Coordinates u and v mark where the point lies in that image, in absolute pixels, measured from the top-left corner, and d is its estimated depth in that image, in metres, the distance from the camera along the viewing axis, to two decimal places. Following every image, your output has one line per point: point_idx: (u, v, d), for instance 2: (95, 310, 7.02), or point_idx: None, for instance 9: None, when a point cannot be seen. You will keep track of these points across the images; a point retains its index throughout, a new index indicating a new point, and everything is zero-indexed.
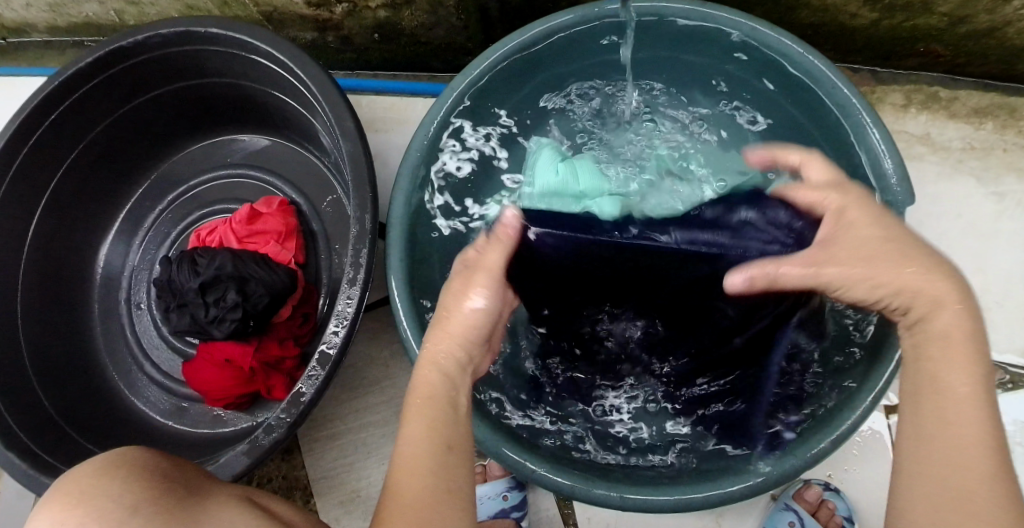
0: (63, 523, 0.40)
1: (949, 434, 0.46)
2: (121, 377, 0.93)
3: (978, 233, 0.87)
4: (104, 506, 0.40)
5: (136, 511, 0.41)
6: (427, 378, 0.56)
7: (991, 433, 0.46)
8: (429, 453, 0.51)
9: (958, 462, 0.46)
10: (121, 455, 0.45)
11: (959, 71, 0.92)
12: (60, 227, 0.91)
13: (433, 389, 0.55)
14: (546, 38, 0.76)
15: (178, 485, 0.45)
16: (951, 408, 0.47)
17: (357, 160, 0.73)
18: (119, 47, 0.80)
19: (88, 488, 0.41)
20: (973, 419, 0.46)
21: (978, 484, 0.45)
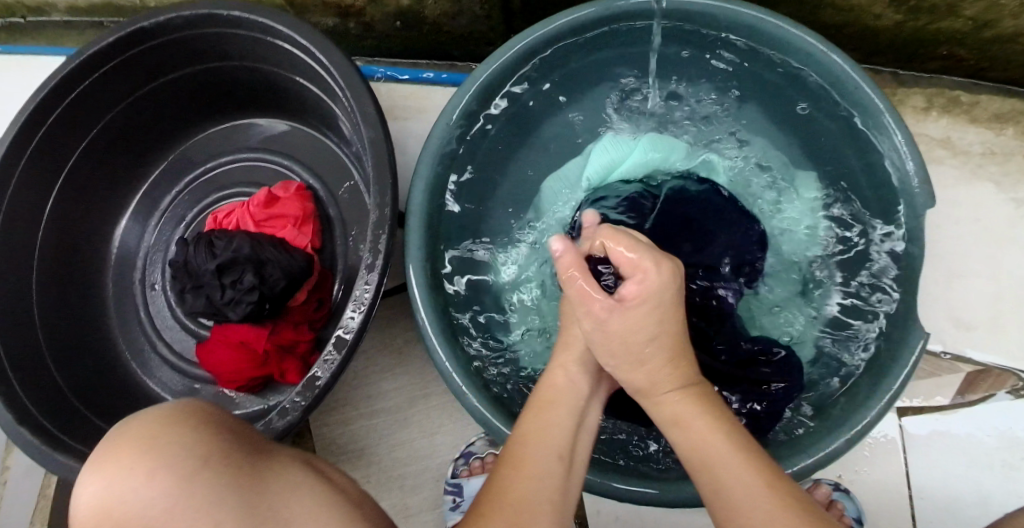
0: (128, 476, 0.38)
1: (739, 497, 0.48)
2: (134, 357, 0.93)
3: (995, 239, 0.86)
4: (171, 459, 0.39)
5: (201, 466, 0.39)
6: (555, 378, 0.59)
7: (760, 474, 0.49)
8: (547, 455, 0.53)
9: (754, 506, 0.47)
10: (185, 407, 0.43)
11: (981, 76, 0.92)
12: (76, 207, 0.91)
13: (553, 399, 0.57)
14: (570, 30, 0.76)
15: (238, 441, 0.43)
16: (714, 447, 0.51)
17: (378, 146, 0.73)
18: (143, 27, 0.80)
19: (154, 439, 0.40)
20: (724, 457, 0.50)
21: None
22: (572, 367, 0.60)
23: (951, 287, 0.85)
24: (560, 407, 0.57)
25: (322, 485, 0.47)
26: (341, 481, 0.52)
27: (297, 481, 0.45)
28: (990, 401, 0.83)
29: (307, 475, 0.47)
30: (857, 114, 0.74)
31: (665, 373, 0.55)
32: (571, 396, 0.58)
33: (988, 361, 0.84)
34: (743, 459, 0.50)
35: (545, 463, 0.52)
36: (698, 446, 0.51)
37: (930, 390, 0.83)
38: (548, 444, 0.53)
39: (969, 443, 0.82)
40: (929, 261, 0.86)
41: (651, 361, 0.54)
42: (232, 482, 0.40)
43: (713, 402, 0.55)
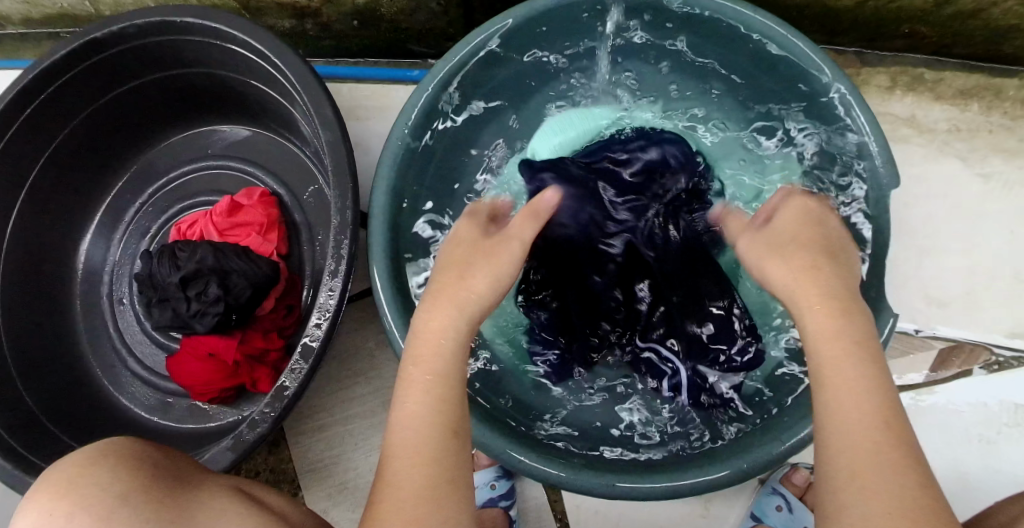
0: (50, 515, 0.39)
1: (845, 406, 0.45)
2: (106, 374, 0.92)
3: (963, 215, 0.86)
4: (94, 497, 0.40)
5: (125, 503, 0.40)
6: (436, 337, 0.52)
7: (882, 403, 0.45)
8: (422, 465, 0.46)
9: (858, 428, 0.44)
10: (113, 443, 0.44)
11: (944, 52, 0.92)
12: (38, 224, 0.90)
13: (417, 409, 0.48)
14: (527, 23, 0.75)
15: (167, 476, 0.44)
16: (836, 357, 0.47)
17: (337, 150, 0.71)
18: (94, 39, 0.79)
19: (76, 478, 0.40)
20: (853, 374, 0.46)
21: (881, 464, 0.43)
22: (446, 331, 0.52)
23: (922, 264, 0.86)
24: (439, 397, 0.49)
25: (256, 513, 0.48)
26: (278, 506, 0.53)
27: (226, 512, 0.45)
28: (963, 377, 0.83)
29: (240, 507, 0.47)
30: (819, 96, 0.74)
31: (822, 272, 0.50)
32: (440, 365, 0.50)
33: (961, 337, 0.84)
34: (873, 378, 0.46)
35: (423, 480, 0.46)
36: (843, 351, 0.47)
37: (905, 369, 0.84)
38: (417, 466, 0.46)
39: (946, 420, 0.83)
40: (899, 241, 0.86)
41: (793, 264, 0.51)
42: (155, 515, 0.41)
43: (859, 313, 0.49)
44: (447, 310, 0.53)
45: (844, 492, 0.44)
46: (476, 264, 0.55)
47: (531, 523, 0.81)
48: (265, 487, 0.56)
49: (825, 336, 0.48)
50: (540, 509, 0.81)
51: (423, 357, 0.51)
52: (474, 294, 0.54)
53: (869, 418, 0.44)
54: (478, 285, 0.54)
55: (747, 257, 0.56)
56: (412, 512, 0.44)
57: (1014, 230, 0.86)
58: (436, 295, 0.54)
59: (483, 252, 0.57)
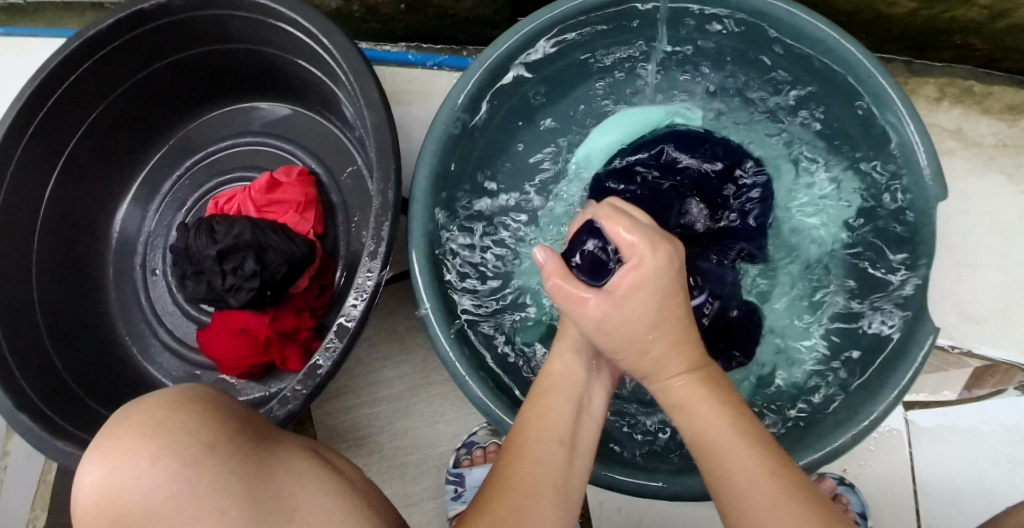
0: (132, 456, 0.38)
1: (735, 455, 0.49)
2: (136, 343, 0.92)
3: (1005, 232, 0.85)
4: (179, 441, 0.39)
5: (211, 451, 0.40)
6: (554, 398, 0.55)
7: (760, 461, 0.48)
8: (547, 451, 0.51)
9: (750, 477, 0.48)
10: (188, 391, 0.43)
11: (994, 66, 0.90)
12: (76, 191, 0.90)
13: (553, 413, 0.54)
14: (577, 14, 0.75)
15: (242, 428, 0.43)
16: (629, 304, 0.52)
17: (381, 131, 0.71)
18: (143, 9, 0.79)
19: (159, 422, 0.40)
20: (733, 459, 0.49)
21: (768, 489, 0.47)
22: (567, 355, 0.58)
23: (961, 280, 0.85)
24: (553, 413, 0.54)
25: (329, 474, 0.47)
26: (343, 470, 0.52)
27: (302, 469, 0.45)
28: (997, 396, 0.82)
29: (308, 462, 0.47)
30: (868, 102, 0.73)
31: (678, 364, 0.53)
32: (570, 385, 0.57)
33: (997, 356, 0.83)
34: (744, 452, 0.49)
35: (549, 465, 0.50)
36: (709, 420, 0.51)
37: (938, 385, 0.83)
38: (547, 451, 0.51)
39: (977, 438, 0.82)
40: (938, 255, 0.85)
41: (665, 327, 0.53)
42: (238, 467, 0.40)
43: (659, 288, 0.52)
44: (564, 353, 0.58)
45: (760, 512, 0.46)
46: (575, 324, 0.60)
47: None
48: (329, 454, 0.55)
49: (625, 299, 0.52)
50: None
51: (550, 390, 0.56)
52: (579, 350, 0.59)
53: (749, 460, 0.48)
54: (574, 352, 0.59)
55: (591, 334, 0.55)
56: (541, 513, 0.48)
57: None
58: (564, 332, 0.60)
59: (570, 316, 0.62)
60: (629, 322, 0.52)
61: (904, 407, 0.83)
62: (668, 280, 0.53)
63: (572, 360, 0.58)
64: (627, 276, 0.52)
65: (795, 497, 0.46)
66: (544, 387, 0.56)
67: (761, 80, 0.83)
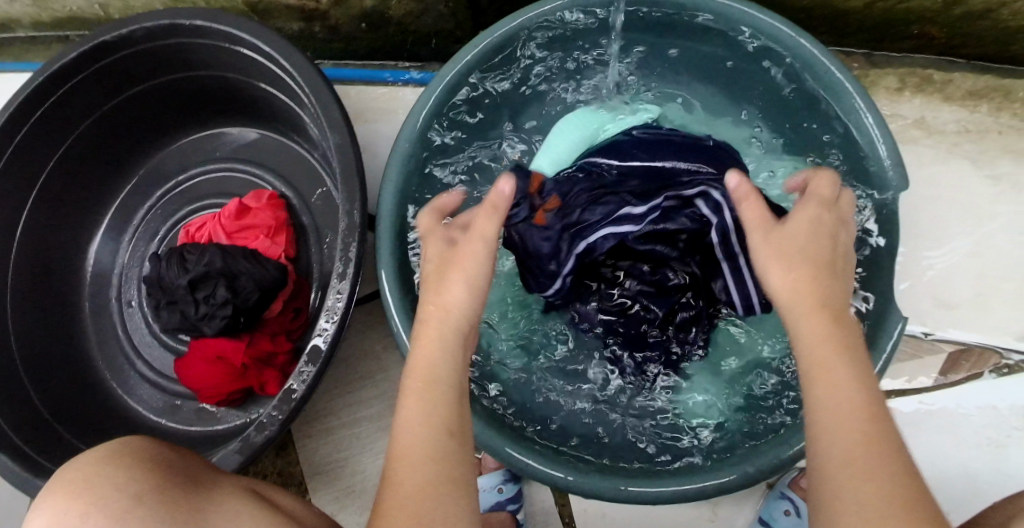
0: (66, 514, 0.40)
1: (835, 404, 0.46)
2: (114, 376, 0.92)
3: (973, 217, 0.86)
4: (107, 496, 0.40)
5: (141, 502, 0.41)
6: (434, 349, 0.52)
7: (868, 403, 0.45)
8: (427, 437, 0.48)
9: (851, 431, 0.44)
10: (120, 446, 0.45)
11: (953, 53, 0.91)
12: (47, 226, 0.90)
13: (432, 370, 0.51)
14: (535, 25, 0.75)
15: (181, 478, 0.45)
16: (783, 233, 0.53)
17: (345, 151, 0.72)
18: (102, 42, 0.79)
19: (92, 478, 0.41)
20: (852, 401, 0.45)
21: (878, 455, 0.43)
22: (446, 316, 0.53)
23: (930, 267, 0.85)
24: (442, 390, 0.50)
25: (267, 512, 0.49)
26: (288, 507, 0.53)
27: (238, 512, 0.46)
28: (973, 381, 0.83)
29: (252, 508, 0.48)
30: (825, 97, 0.74)
31: (823, 289, 0.50)
32: (448, 314, 0.53)
33: (971, 340, 0.83)
34: (866, 399, 0.45)
35: (432, 430, 0.48)
36: (829, 361, 0.47)
37: (913, 372, 0.83)
38: (427, 419, 0.48)
39: (956, 423, 0.82)
40: (907, 243, 0.86)
41: (799, 264, 0.51)
42: (170, 514, 0.41)
43: (835, 245, 0.53)
44: (436, 323, 0.53)
45: (844, 483, 0.43)
46: (473, 234, 0.55)
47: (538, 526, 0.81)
48: (275, 491, 0.57)
49: (792, 224, 0.53)
50: (546, 512, 0.81)
51: (430, 328, 0.53)
52: (472, 257, 0.54)
53: (850, 407, 0.45)
54: (454, 298, 0.53)
55: (760, 259, 0.53)
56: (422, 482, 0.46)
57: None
58: (449, 269, 0.54)
59: (485, 218, 0.55)
60: (789, 247, 0.52)
61: (882, 396, 0.83)
62: (844, 235, 0.55)
63: (467, 292, 0.54)
64: (761, 219, 0.54)
65: (908, 483, 0.43)
66: (419, 364, 0.51)
67: (721, 80, 0.83)
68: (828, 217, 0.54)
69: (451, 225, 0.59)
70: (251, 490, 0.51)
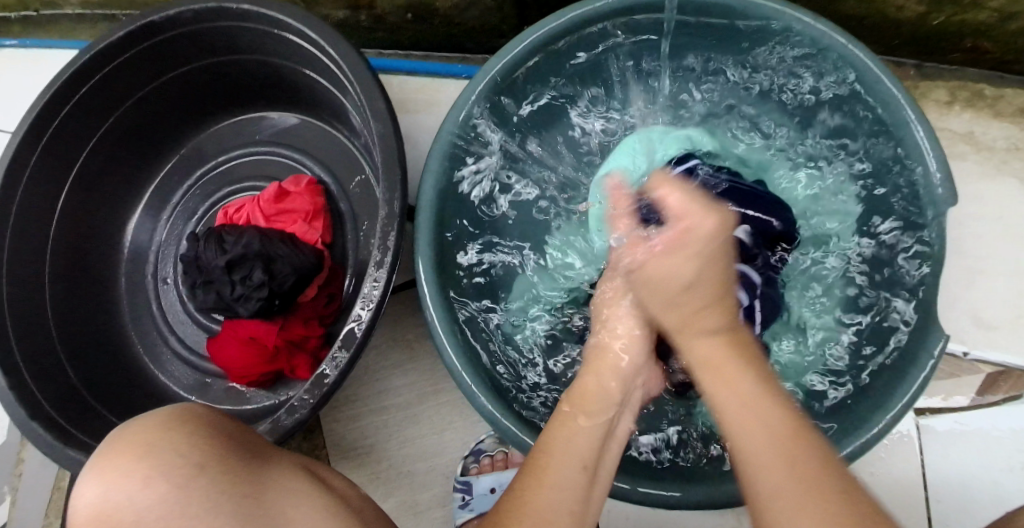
0: (127, 478, 0.40)
1: (760, 436, 0.47)
2: (147, 352, 0.93)
3: (1019, 236, 0.84)
4: (168, 462, 0.41)
5: (199, 472, 0.41)
6: (599, 381, 0.59)
7: (792, 435, 0.47)
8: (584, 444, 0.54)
9: (777, 471, 0.45)
10: (183, 411, 0.45)
11: (1006, 68, 0.89)
12: (88, 202, 0.91)
13: (597, 394, 0.58)
14: (583, 22, 0.75)
15: (238, 447, 0.45)
16: (671, 258, 0.56)
17: (387, 140, 0.72)
18: (153, 22, 0.80)
19: (153, 442, 0.41)
20: (771, 447, 0.47)
21: (792, 479, 0.45)
22: (606, 374, 0.59)
23: (973, 285, 0.83)
24: (603, 406, 0.57)
25: (319, 489, 0.49)
26: (337, 485, 0.54)
27: (292, 487, 0.46)
28: (1012, 403, 0.81)
29: (304, 484, 0.48)
30: (876, 109, 0.72)
31: (712, 320, 0.55)
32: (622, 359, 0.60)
33: (1011, 362, 0.82)
34: (772, 438, 0.47)
35: (583, 450, 0.53)
36: (763, 408, 0.49)
37: (950, 391, 0.82)
38: (588, 441, 0.54)
39: (991, 445, 0.81)
40: (949, 260, 0.84)
41: (692, 325, 0.55)
42: (226, 484, 0.42)
43: (710, 251, 0.56)
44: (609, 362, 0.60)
45: (769, 496, 0.45)
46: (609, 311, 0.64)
47: None
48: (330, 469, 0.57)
49: (684, 249, 0.56)
50: None
51: (608, 373, 0.59)
52: (634, 340, 0.61)
53: (812, 450, 0.46)
54: (614, 377, 0.59)
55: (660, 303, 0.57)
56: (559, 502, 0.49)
57: None
58: (625, 335, 0.61)
59: (612, 299, 0.64)
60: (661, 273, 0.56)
61: (916, 414, 0.82)
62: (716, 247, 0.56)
63: (628, 374, 0.60)
64: (668, 276, 0.56)
65: (817, 487, 0.44)
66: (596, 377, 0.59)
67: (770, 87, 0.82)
68: (722, 233, 0.57)
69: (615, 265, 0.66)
70: (303, 464, 0.52)
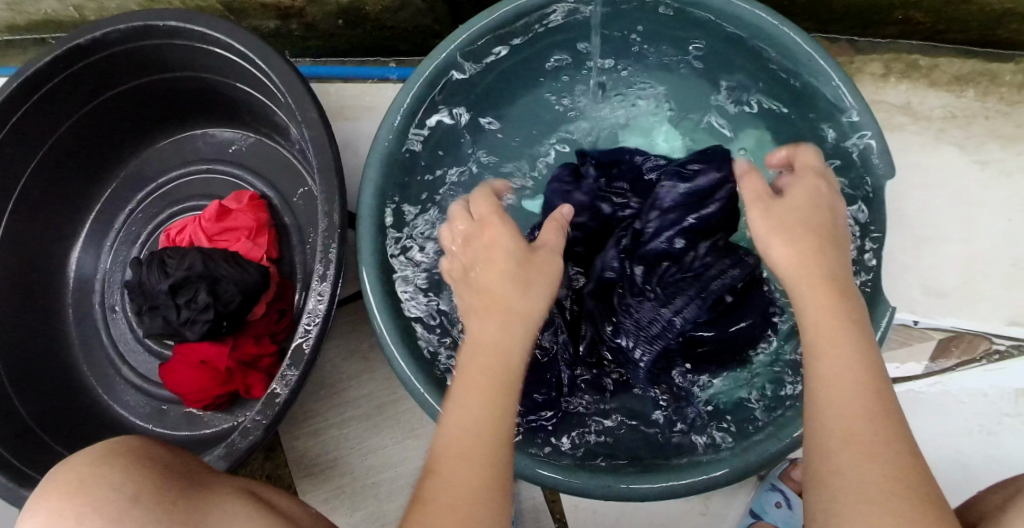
0: (60, 518, 0.40)
1: (870, 475, 0.43)
2: (99, 382, 0.91)
3: (959, 201, 0.85)
4: (103, 498, 0.40)
5: (137, 504, 0.40)
6: (488, 332, 0.55)
7: (870, 376, 0.47)
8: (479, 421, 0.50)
9: (862, 453, 0.44)
10: (118, 445, 0.44)
11: (939, 38, 0.90)
12: (27, 233, 0.89)
13: (482, 353, 0.54)
14: (512, 18, 0.74)
15: (179, 477, 0.45)
16: (789, 217, 0.55)
17: (324, 150, 0.70)
18: (78, 45, 0.78)
19: (85, 480, 0.41)
20: (851, 379, 0.47)
21: (877, 439, 0.45)
22: (491, 322, 0.56)
23: (919, 254, 0.85)
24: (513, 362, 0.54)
25: (267, 514, 0.48)
26: (286, 507, 0.53)
27: (236, 515, 0.46)
28: (965, 369, 0.82)
29: (249, 510, 0.47)
30: (811, 90, 0.73)
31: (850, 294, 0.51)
32: (513, 311, 0.56)
33: (959, 327, 0.83)
34: (864, 425, 0.45)
35: (482, 425, 0.50)
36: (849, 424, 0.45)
37: (903, 360, 0.82)
38: (475, 408, 0.51)
39: (946, 410, 0.82)
40: (894, 230, 0.85)
41: (800, 241, 0.53)
42: (166, 516, 0.41)
43: (833, 213, 0.57)
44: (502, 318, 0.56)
45: (841, 455, 0.45)
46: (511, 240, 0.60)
47: (527, 523, 0.81)
48: (277, 492, 0.56)
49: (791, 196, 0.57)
50: (537, 509, 0.81)
51: (482, 318, 0.56)
52: (522, 263, 0.59)
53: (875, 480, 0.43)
54: (488, 313, 0.56)
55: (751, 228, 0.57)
56: (449, 491, 0.47)
57: (1011, 217, 0.85)
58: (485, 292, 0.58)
59: (488, 236, 0.61)
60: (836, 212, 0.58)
61: None
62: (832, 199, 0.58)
63: (524, 289, 0.57)
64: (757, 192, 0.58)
65: (897, 462, 0.44)
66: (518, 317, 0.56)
67: (710, 74, 0.82)
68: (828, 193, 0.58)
69: (478, 228, 0.63)
70: (248, 489, 0.51)
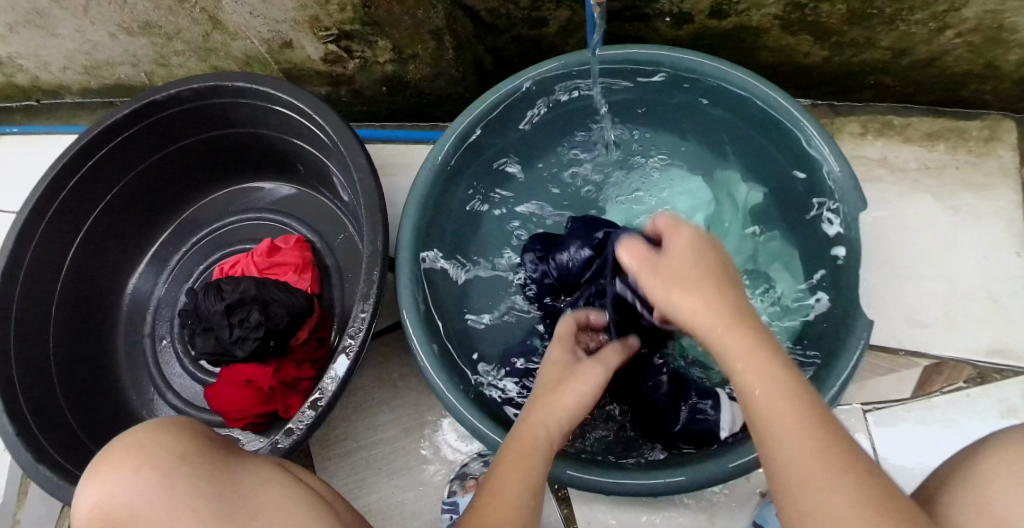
0: (120, 472, 0.48)
1: (827, 499, 0.42)
2: (144, 407, 0.97)
3: (935, 242, 0.94)
4: (156, 455, 0.48)
5: (183, 461, 0.49)
6: (536, 427, 0.60)
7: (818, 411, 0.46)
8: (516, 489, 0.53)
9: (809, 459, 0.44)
10: (166, 420, 0.53)
11: (910, 100, 1.02)
12: (90, 266, 0.99)
13: (536, 438, 0.59)
14: (532, 83, 0.85)
15: (219, 446, 0.53)
16: (675, 257, 0.57)
17: (369, 188, 0.80)
18: (154, 100, 0.90)
19: (141, 441, 0.49)
20: (802, 426, 0.45)
21: (836, 464, 0.43)
22: (548, 420, 0.61)
23: (902, 290, 0.92)
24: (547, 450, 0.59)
25: (294, 479, 0.55)
26: (314, 481, 0.59)
27: (268, 476, 0.53)
28: (950, 393, 0.87)
29: (278, 474, 0.54)
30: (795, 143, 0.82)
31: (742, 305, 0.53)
32: (558, 404, 0.63)
33: (940, 355, 0.89)
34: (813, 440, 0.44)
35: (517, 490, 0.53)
36: (807, 454, 0.44)
37: (890, 385, 0.88)
38: (520, 481, 0.54)
39: (937, 430, 0.86)
40: (878, 267, 0.93)
41: (697, 283, 0.54)
42: (208, 472, 0.49)
43: (716, 251, 0.58)
44: (542, 412, 0.62)
45: (800, 487, 0.43)
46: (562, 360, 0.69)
47: None
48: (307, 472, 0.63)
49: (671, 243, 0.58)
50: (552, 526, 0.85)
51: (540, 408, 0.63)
52: (562, 370, 0.68)
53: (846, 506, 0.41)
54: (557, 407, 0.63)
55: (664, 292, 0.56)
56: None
57: (984, 256, 0.93)
58: (544, 386, 0.66)
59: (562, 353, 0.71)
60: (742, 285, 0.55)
61: (863, 407, 0.87)
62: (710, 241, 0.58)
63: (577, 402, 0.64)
64: (683, 246, 0.57)
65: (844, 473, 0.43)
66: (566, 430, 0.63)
67: (709, 130, 0.92)
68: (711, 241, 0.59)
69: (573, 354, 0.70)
70: (280, 462, 0.58)
